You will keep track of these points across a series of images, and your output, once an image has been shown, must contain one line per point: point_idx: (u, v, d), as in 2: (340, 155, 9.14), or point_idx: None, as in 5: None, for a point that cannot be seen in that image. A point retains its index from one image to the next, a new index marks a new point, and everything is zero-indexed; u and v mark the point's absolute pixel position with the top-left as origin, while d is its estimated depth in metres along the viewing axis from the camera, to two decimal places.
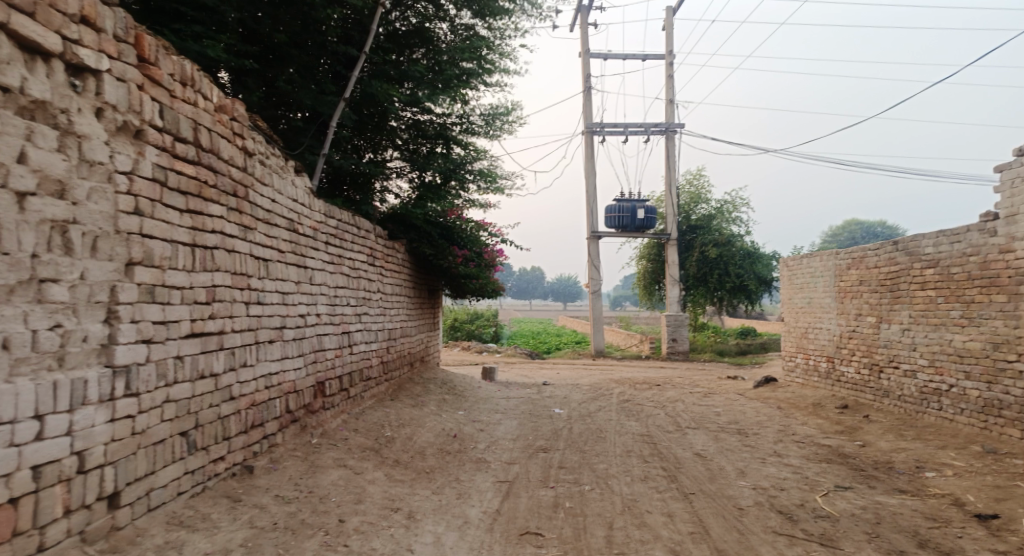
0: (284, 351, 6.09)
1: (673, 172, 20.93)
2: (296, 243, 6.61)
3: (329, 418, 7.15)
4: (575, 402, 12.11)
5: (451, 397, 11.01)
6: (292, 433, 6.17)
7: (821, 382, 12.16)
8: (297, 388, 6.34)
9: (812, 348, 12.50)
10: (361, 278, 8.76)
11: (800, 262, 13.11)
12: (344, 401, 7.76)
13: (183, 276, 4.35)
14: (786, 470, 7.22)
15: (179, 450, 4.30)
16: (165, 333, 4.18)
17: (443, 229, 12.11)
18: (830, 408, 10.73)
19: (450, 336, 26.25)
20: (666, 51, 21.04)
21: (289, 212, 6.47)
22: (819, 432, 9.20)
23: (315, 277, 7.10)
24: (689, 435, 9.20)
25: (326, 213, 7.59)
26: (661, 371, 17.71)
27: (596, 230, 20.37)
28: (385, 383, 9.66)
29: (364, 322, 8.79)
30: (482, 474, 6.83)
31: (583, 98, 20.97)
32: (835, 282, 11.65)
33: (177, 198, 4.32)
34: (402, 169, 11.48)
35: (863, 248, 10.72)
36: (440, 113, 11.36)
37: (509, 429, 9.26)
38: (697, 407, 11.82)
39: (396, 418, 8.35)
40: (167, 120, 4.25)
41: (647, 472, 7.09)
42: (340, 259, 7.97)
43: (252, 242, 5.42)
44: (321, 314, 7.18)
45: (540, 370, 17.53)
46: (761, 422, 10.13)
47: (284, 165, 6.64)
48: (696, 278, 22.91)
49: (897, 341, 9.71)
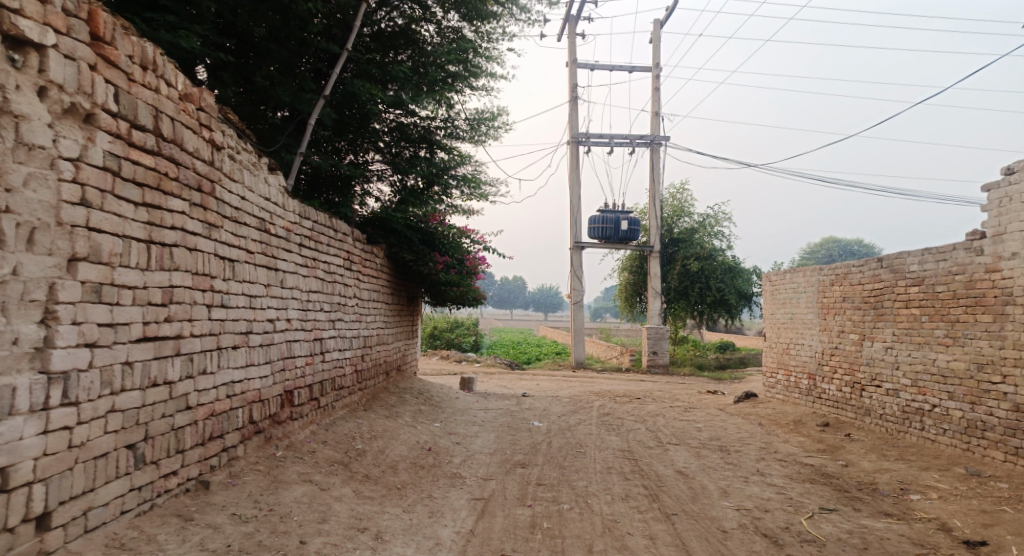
0: (250, 358, 5.80)
1: (657, 184, 20.82)
2: (267, 244, 6.30)
3: (297, 429, 6.84)
4: (554, 414, 11.85)
5: (427, 408, 10.70)
6: (255, 444, 5.86)
7: (803, 399, 11.98)
8: (262, 398, 6.04)
9: (793, 364, 12.35)
10: (336, 283, 8.45)
11: (783, 276, 12.98)
12: (314, 411, 7.46)
13: (136, 275, 4.05)
14: (769, 490, 6.98)
15: (125, 465, 3.98)
16: (113, 337, 3.87)
17: (424, 234, 11.75)
18: (812, 426, 10.54)
19: (428, 344, 25.89)
20: (653, 63, 20.98)
21: (261, 212, 6.17)
22: (801, 450, 9.00)
23: (286, 281, 6.78)
24: (670, 452, 8.96)
25: (301, 214, 7.29)
26: (641, 385, 17.49)
27: (579, 240, 20.18)
28: (359, 392, 9.34)
29: (338, 329, 8.48)
30: (456, 491, 6.54)
31: (569, 107, 20.83)
32: (819, 298, 11.50)
33: (132, 190, 4.01)
34: (384, 172, 11.23)
35: (847, 264, 10.59)
36: (424, 116, 11.12)
37: (485, 442, 8.96)
38: (678, 421, 11.60)
39: (368, 430, 8.05)
40: (124, 105, 3.96)
41: (627, 490, 6.83)
42: (314, 262, 7.67)
43: (217, 241, 5.12)
44: (291, 320, 6.86)
45: (519, 381, 17.23)
46: (743, 438, 9.92)
47: (257, 161, 6.34)
48: (677, 291, 22.78)
49: (879, 359, 9.54)
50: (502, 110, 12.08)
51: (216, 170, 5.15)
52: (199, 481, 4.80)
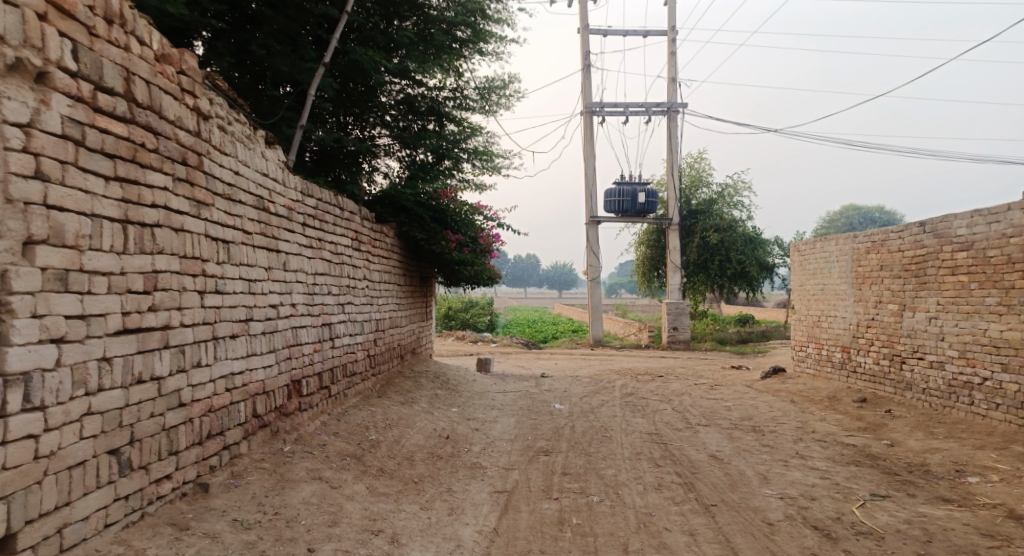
0: (252, 348, 5.37)
1: (674, 154, 20.17)
2: (267, 224, 5.85)
3: (306, 421, 6.44)
4: (575, 395, 11.40)
5: (444, 392, 10.27)
6: (260, 439, 5.45)
7: (836, 373, 11.45)
8: (266, 389, 5.62)
9: (824, 337, 11.81)
10: (345, 264, 8.01)
11: (812, 245, 12.39)
12: (324, 400, 7.03)
13: (111, 260, 3.62)
14: (813, 475, 6.51)
15: (107, 472, 3.58)
16: (85, 330, 3.45)
17: (436, 211, 11.18)
18: (848, 402, 10.03)
19: (444, 326, 25.56)
20: (669, 28, 20.27)
21: (258, 189, 5.71)
22: (841, 429, 8.49)
23: (290, 263, 6.33)
24: (701, 434, 8.49)
25: (304, 191, 6.83)
26: (663, 361, 17.00)
27: (595, 215, 19.62)
28: (372, 378, 8.93)
29: (348, 313, 8.04)
30: (477, 483, 6.12)
31: (583, 77, 20.18)
32: (852, 267, 10.93)
33: (101, 161, 3.58)
34: (392, 147, 10.80)
35: (885, 231, 10.01)
36: (432, 86, 10.59)
37: (506, 428, 8.54)
38: (705, 400, 11.12)
39: (383, 418, 7.63)
40: (84, 63, 3.51)
41: (661, 479, 6.38)
42: (320, 242, 7.22)
43: (207, 220, 4.68)
44: (297, 304, 6.41)
45: (538, 361, 16.79)
46: (776, 417, 9.43)
47: (252, 135, 5.87)
48: (697, 264, 22.19)
49: (922, 331, 8.98)
50: (512, 76, 11.61)
51: (203, 141, 4.68)
52: (197, 484, 4.41)
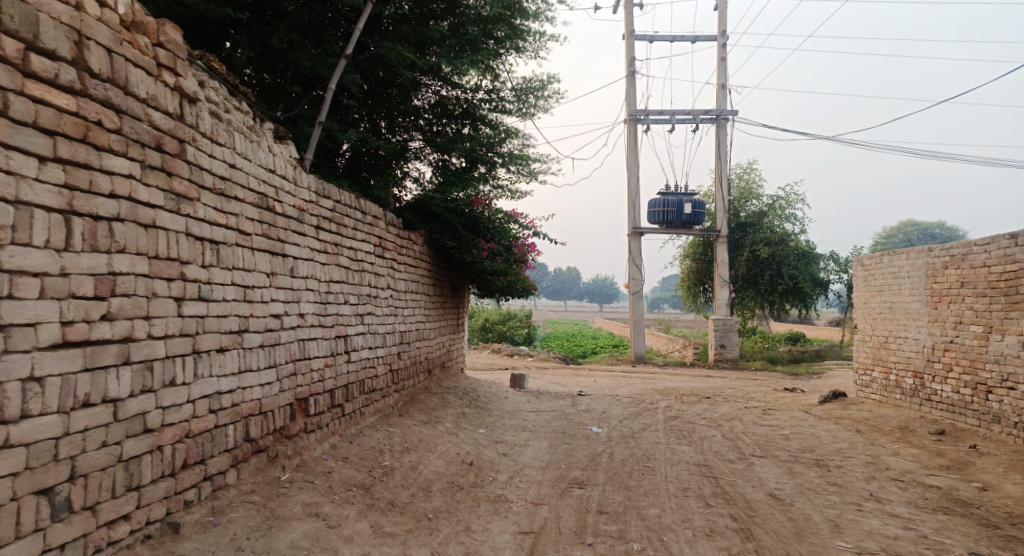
0: (245, 363, 4.54)
1: (723, 164, 19.20)
2: (271, 225, 5.14)
3: (313, 444, 5.62)
4: (615, 417, 10.55)
5: (473, 411, 9.52)
6: (253, 466, 4.61)
7: (907, 402, 10.51)
8: (263, 410, 4.80)
9: (893, 360, 10.87)
10: (365, 272, 7.33)
11: (877, 260, 11.42)
12: (337, 420, 6.27)
13: (46, 257, 3.06)
14: (895, 524, 5.67)
15: (32, 516, 3.00)
16: (3, 344, 2.89)
17: (467, 219, 10.36)
18: (924, 435, 9.20)
19: (481, 338, 24.90)
20: (720, 33, 19.44)
21: (261, 185, 5.00)
22: (919, 466, 7.72)
23: (298, 269, 5.60)
24: (757, 467, 7.60)
25: (319, 192, 6.16)
26: (709, 381, 15.96)
27: (638, 226, 18.75)
28: (394, 395, 8.21)
29: (368, 324, 7.33)
30: (501, 521, 5.36)
31: (627, 83, 19.42)
32: (927, 284, 10.12)
33: (32, 138, 3.01)
34: (423, 150, 10.21)
35: (967, 244, 9.31)
36: (468, 88, 10.01)
37: (538, 454, 7.76)
38: (759, 427, 10.17)
39: (401, 441, 6.87)
40: (10, 16, 2.93)
41: (713, 523, 5.53)
42: (337, 247, 6.55)
43: (189, 217, 3.93)
44: (305, 315, 5.69)
45: (576, 378, 15.91)
46: (842, 450, 8.49)
47: (257, 126, 5.20)
48: (746, 279, 21.09)
49: (1013, 357, 8.34)
50: (551, 77, 10.94)
51: (186, 126, 3.91)
52: (166, 523, 3.71)
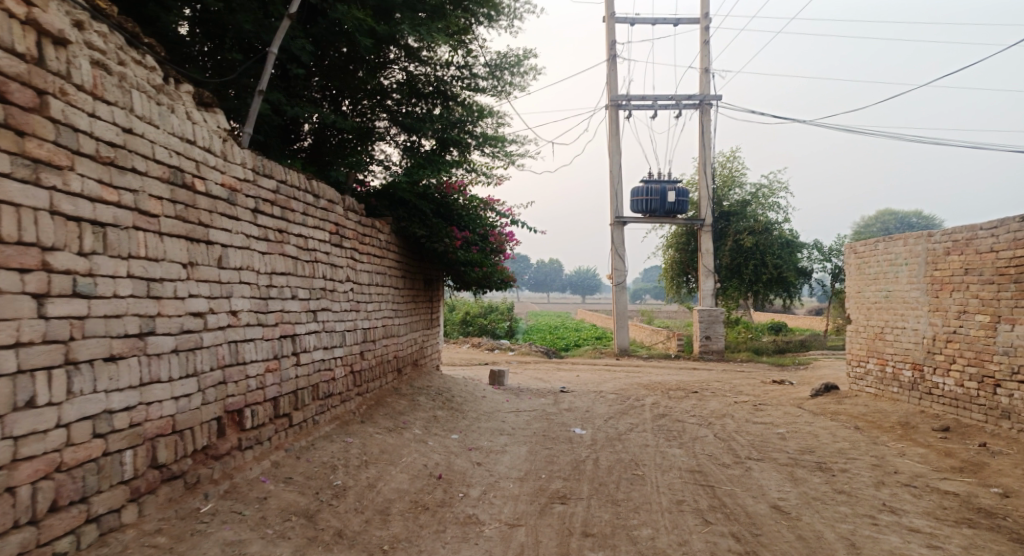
0: (150, 373, 3.84)
1: (707, 150, 18.55)
2: (190, 207, 4.34)
3: (249, 463, 4.84)
4: (599, 417, 9.82)
5: (445, 413, 8.75)
6: (163, 498, 3.89)
7: (905, 396, 9.90)
8: (177, 428, 4.06)
9: (890, 352, 10.26)
10: (318, 263, 6.50)
11: (872, 246, 10.80)
12: (282, 432, 5.47)
13: None
14: (919, 542, 5.00)
15: None
16: None
17: (438, 205, 9.64)
18: (928, 432, 8.57)
19: (460, 332, 24.07)
20: (703, 14, 18.76)
21: (174, 158, 4.22)
22: (929, 469, 7.08)
23: (228, 259, 4.79)
24: (755, 473, 6.90)
25: (257, 169, 5.33)
26: (696, 375, 15.31)
27: (621, 215, 18.03)
28: (356, 399, 7.43)
29: (322, 322, 6.52)
30: (470, 549, 4.61)
31: (607, 67, 18.67)
32: (927, 272, 9.50)
33: None
34: (391, 131, 9.32)
35: (972, 228, 8.68)
36: (438, 64, 9.18)
37: (515, 462, 7.01)
38: (753, 425, 9.49)
39: (360, 453, 6.09)
40: None
41: (713, 546, 4.83)
42: (282, 234, 5.73)
43: (56, 189, 3.33)
44: (239, 312, 4.89)
45: (557, 373, 15.16)
46: (844, 451, 7.84)
47: (170, 89, 4.42)
48: (729, 269, 20.49)
49: None
50: (527, 51, 10.16)
51: (47, 72, 3.32)
52: None
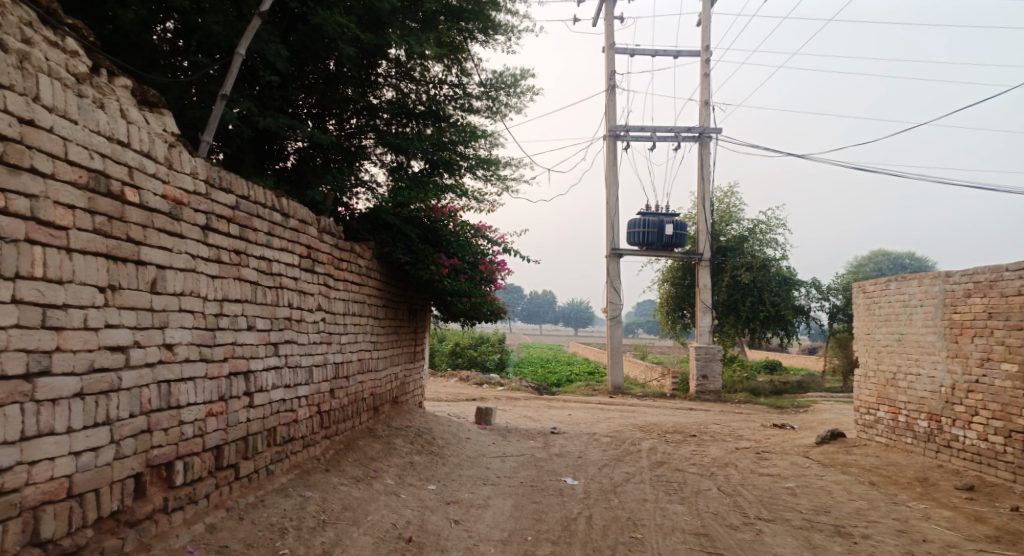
0: (39, 425, 3.18)
1: (706, 183, 18.00)
2: (114, 221, 3.62)
3: (176, 528, 4.07)
4: (592, 464, 9.01)
5: (424, 459, 7.94)
6: None
7: (921, 448, 9.15)
8: (74, 492, 3.36)
9: (902, 400, 9.54)
10: (284, 289, 5.76)
11: (882, 287, 10.13)
12: (225, 487, 4.70)
13: None
14: None
15: None
16: None
17: (425, 231, 8.92)
18: (951, 492, 7.80)
19: (450, 364, 23.22)
20: (704, 46, 18.35)
21: (98, 160, 3.52)
22: (961, 538, 6.30)
23: (166, 284, 4.03)
24: (767, 538, 6.11)
25: (211, 181, 4.60)
26: (692, 416, 14.54)
27: (617, 247, 17.38)
28: (321, 443, 6.64)
29: (284, 357, 5.75)
30: None
31: (606, 97, 18.19)
32: (944, 315, 8.81)
33: None
34: (380, 152, 8.69)
35: (996, 269, 8.01)
36: (429, 82, 8.56)
37: (497, 520, 6.20)
38: (759, 477, 8.71)
39: (320, 511, 5.28)
40: None
41: None
42: (241, 257, 4.98)
43: None
44: (175, 345, 4.13)
45: (548, 412, 14.34)
46: (864, 513, 7.05)
47: (100, 80, 3.76)
48: (726, 305, 19.80)
49: None
50: (523, 72, 9.58)
51: None
52: None
